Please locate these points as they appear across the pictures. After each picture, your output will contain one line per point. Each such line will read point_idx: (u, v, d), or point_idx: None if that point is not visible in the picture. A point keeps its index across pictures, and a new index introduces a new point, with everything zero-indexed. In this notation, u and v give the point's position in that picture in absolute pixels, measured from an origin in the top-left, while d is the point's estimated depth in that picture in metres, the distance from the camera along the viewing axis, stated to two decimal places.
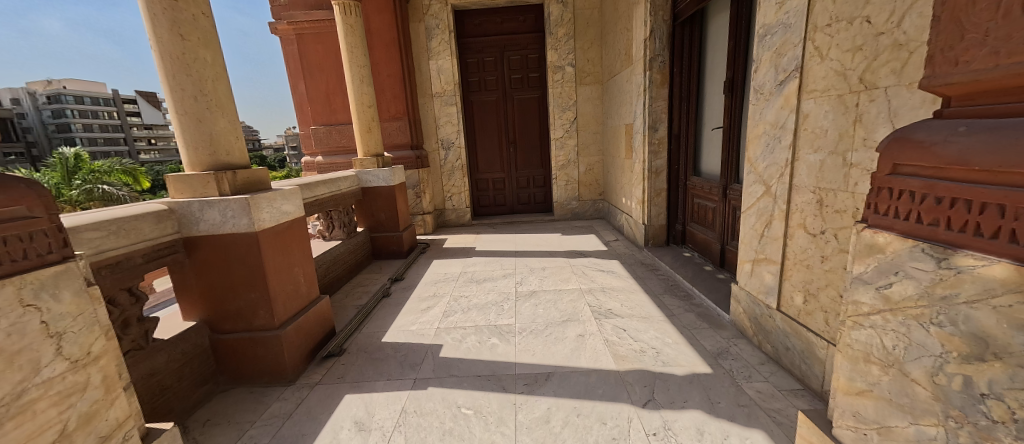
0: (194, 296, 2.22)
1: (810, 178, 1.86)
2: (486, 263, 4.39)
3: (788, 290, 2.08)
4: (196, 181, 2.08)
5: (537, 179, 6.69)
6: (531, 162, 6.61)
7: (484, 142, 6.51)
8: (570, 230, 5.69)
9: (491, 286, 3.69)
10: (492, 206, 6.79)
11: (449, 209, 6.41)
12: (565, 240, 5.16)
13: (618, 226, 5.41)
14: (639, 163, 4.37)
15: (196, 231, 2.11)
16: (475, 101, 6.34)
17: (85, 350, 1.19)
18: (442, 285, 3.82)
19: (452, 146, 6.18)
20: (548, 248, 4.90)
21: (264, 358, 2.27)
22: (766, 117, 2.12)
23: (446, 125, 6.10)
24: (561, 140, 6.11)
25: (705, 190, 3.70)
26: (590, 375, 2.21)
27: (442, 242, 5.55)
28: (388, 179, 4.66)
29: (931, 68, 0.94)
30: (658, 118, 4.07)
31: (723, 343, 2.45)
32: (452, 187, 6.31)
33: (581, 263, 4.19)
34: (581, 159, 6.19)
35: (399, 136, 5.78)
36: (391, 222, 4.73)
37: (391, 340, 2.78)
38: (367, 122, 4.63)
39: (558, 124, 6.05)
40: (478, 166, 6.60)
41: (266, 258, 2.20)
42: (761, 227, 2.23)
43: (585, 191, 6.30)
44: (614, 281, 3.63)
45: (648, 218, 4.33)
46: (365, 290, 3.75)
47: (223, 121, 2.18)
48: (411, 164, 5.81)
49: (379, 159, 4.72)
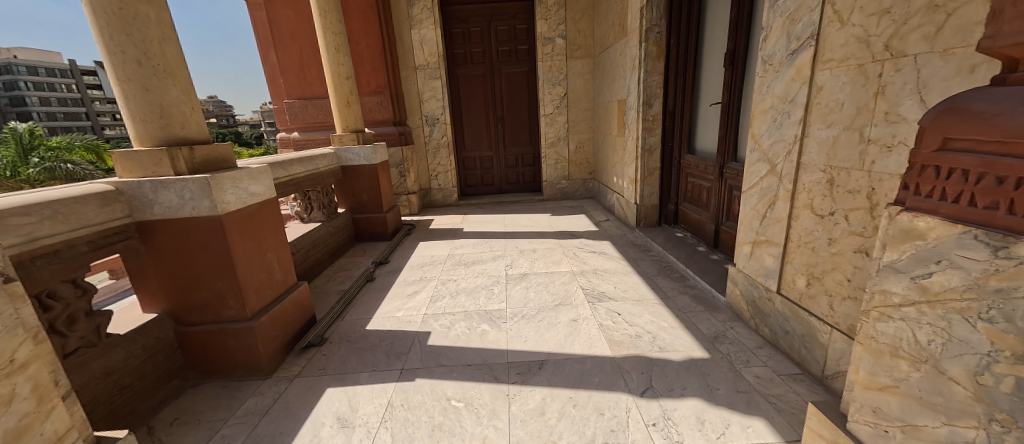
0: (155, 286, 2.03)
1: (820, 156, 1.75)
2: (474, 245, 4.25)
3: (790, 273, 2.00)
4: (146, 159, 1.88)
5: (526, 157, 6.50)
6: (519, 140, 6.40)
7: (470, 118, 6.25)
8: (560, 211, 5.57)
9: (480, 270, 3.56)
10: (479, 185, 6.60)
11: (435, 190, 6.21)
12: (555, 221, 5.04)
13: (608, 206, 5.30)
14: (632, 141, 4.23)
15: (150, 215, 1.91)
16: (461, 75, 6.05)
17: (7, 358, 1.05)
18: (429, 268, 3.68)
19: (437, 122, 5.92)
20: (538, 229, 4.78)
21: (236, 351, 2.11)
22: (775, 90, 1.99)
23: (431, 100, 5.82)
24: (551, 117, 5.91)
25: (700, 169, 3.60)
26: (585, 362, 2.13)
27: (428, 223, 5.37)
28: (369, 157, 4.42)
29: (996, 25, 0.81)
30: (652, 94, 3.91)
31: (719, 327, 2.38)
32: (438, 165, 6.09)
33: (571, 245, 4.09)
34: (570, 136, 6.01)
35: (381, 111, 5.49)
36: (374, 202, 4.53)
37: (376, 327, 2.64)
38: (345, 96, 4.33)
39: (548, 100, 5.83)
40: (464, 143, 6.36)
41: (232, 244, 2.01)
42: (763, 208, 2.14)
43: (574, 170, 6.15)
44: (606, 262, 3.54)
45: (640, 197, 4.22)
46: (347, 275, 3.58)
47: (175, 90, 1.95)
48: (395, 142, 5.55)
49: (359, 135, 4.47)
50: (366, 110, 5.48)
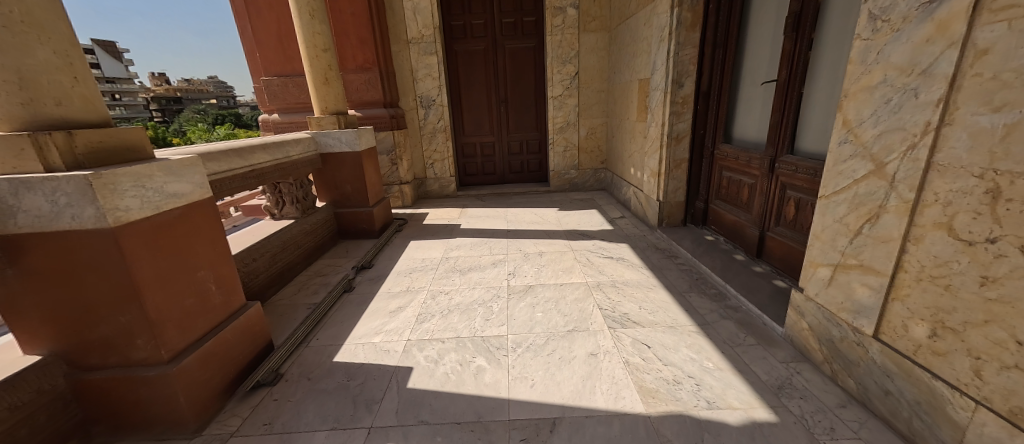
0: (34, 322, 1.50)
1: (974, 154, 1.20)
2: (471, 246, 3.72)
3: (897, 314, 1.46)
4: (4, 148, 1.33)
5: (531, 144, 5.89)
6: (524, 124, 5.78)
7: (470, 100, 5.64)
8: (568, 205, 5.01)
9: (478, 279, 3.04)
10: (480, 175, 6.03)
11: (430, 179, 5.65)
12: (564, 217, 4.48)
13: (623, 200, 4.73)
14: (655, 127, 3.65)
15: (15, 227, 1.37)
16: (460, 50, 5.41)
17: None
18: (418, 276, 3.15)
19: (432, 104, 5.32)
20: (544, 226, 4.23)
21: (150, 403, 1.60)
22: (891, 58, 1.42)
23: (426, 79, 5.20)
24: (560, 99, 5.28)
25: (740, 162, 3.02)
26: (612, 424, 1.61)
27: (422, 217, 4.83)
28: (352, 144, 3.83)
29: None
30: (684, 71, 3.30)
31: (781, 370, 1.84)
32: (434, 152, 5.52)
33: (584, 248, 3.54)
34: (581, 121, 5.40)
35: (369, 90, 4.89)
36: (358, 195, 3.98)
37: (346, 359, 2.13)
38: (323, 71, 3.73)
39: (557, 79, 5.19)
40: (463, 128, 5.76)
41: (135, 265, 1.48)
42: (857, 220, 1.59)
43: (585, 158, 5.56)
44: (626, 272, 2.99)
45: (664, 193, 3.65)
46: (322, 282, 3.06)
47: (42, 49, 1.38)
48: (385, 125, 4.98)
49: (340, 117, 3.86)
50: (353, 89, 4.88)
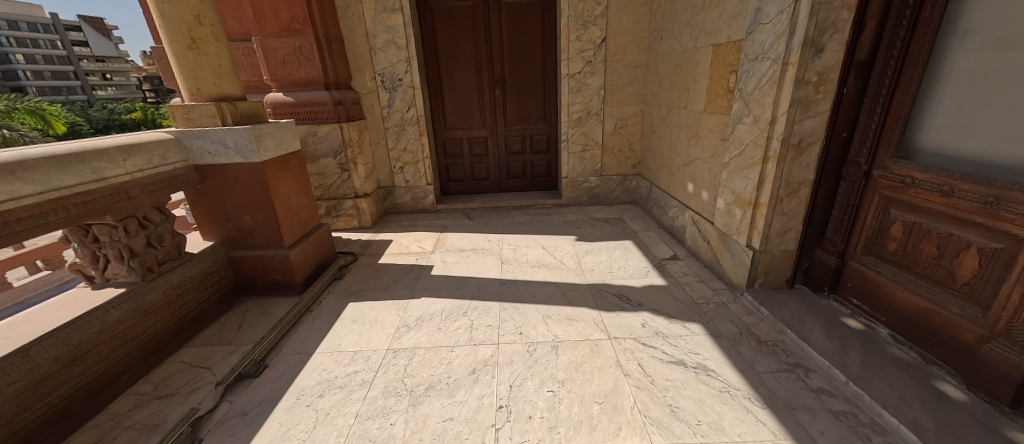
0: None
1: None
2: (441, 321, 2.27)
3: None
4: None
5: (536, 140, 4.36)
6: (528, 113, 4.24)
7: (454, 80, 4.10)
8: (590, 230, 3.54)
9: (439, 421, 1.59)
10: (468, 181, 4.53)
11: (400, 188, 4.17)
12: (586, 256, 3.02)
13: (673, 227, 3.25)
14: (750, 124, 2.15)
15: None
16: (437, 8, 3.84)
17: None
18: (332, 403, 1.72)
19: (399, 85, 3.79)
20: (556, 275, 2.76)
21: None
22: None
23: (387, 48, 3.66)
24: (579, 79, 3.74)
25: (960, 202, 1.52)
26: None
27: (382, 249, 3.37)
28: (246, 154, 2.32)
29: None
30: (829, 20, 1.77)
31: None
32: (403, 152, 4.03)
33: (628, 331, 2.09)
34: (607, 109, 3.87)
35: (302, 64, 3.37)
36: (267, 231, 2.51)
37: None
38: (185, 24, 2.15)
39: (575, 49, 3.64)
40: (444, 118, 4.24)
41: None
42: None
43: (610, 161, 4.06)
44: (726, 417, 1.53)
45: (763, 237, 2.17)
46: (150, 423, 1.63)
47: None
48: (328, 115, 3.49)
49: (223, 105, 2.30)
50: (278, 62, 3.36)
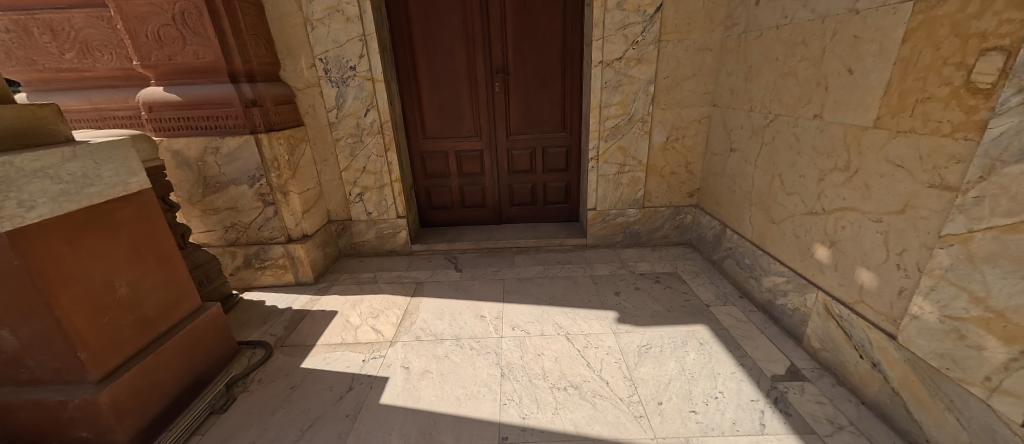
0: None
1: None
2: None
3: None
4: None
5: (551, 154, 3.13)
6: (540, 118, 3.01)
7: (437, 69, 2.87)
8: (635, 299, 2.34)
9: None
10: (456, 209, 3.32)
11: (359, 223, 2.96)
12: (642, 363, 1.81)
13: (773, 305, 2.05)
14: None
15: None
16: None
17: None
18: None
19: (351, 75, 2.56)
20: (597, 413, 1.56)
21: None
22: None
23: (333, 20, 2.43)
24: (618, 67, 2.52)
25: None
26: None
27: (316, 331, 2.18)
28: None
29: None
30: None
31: None
32: (363, 173, 2.82)
33: None
34: (658, 113, 2.64)
35: (189, 42, 2.14)
36: (50, 356, 1.32)
37: None
38: None
39: (614, 23, 2.42)
40: (423, 123, 3.02)
41: None
42: None
43: (656, 187, 2.85)
44: None
45: None
46: None
47: None
48: (235, 122, 2.27)
49: None
50: (151, 39, 2.13)
